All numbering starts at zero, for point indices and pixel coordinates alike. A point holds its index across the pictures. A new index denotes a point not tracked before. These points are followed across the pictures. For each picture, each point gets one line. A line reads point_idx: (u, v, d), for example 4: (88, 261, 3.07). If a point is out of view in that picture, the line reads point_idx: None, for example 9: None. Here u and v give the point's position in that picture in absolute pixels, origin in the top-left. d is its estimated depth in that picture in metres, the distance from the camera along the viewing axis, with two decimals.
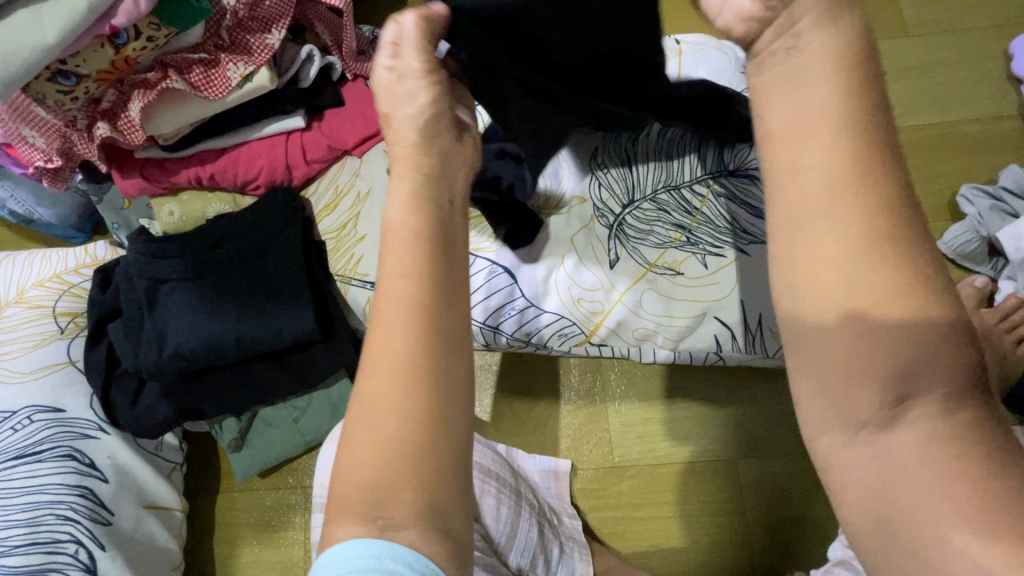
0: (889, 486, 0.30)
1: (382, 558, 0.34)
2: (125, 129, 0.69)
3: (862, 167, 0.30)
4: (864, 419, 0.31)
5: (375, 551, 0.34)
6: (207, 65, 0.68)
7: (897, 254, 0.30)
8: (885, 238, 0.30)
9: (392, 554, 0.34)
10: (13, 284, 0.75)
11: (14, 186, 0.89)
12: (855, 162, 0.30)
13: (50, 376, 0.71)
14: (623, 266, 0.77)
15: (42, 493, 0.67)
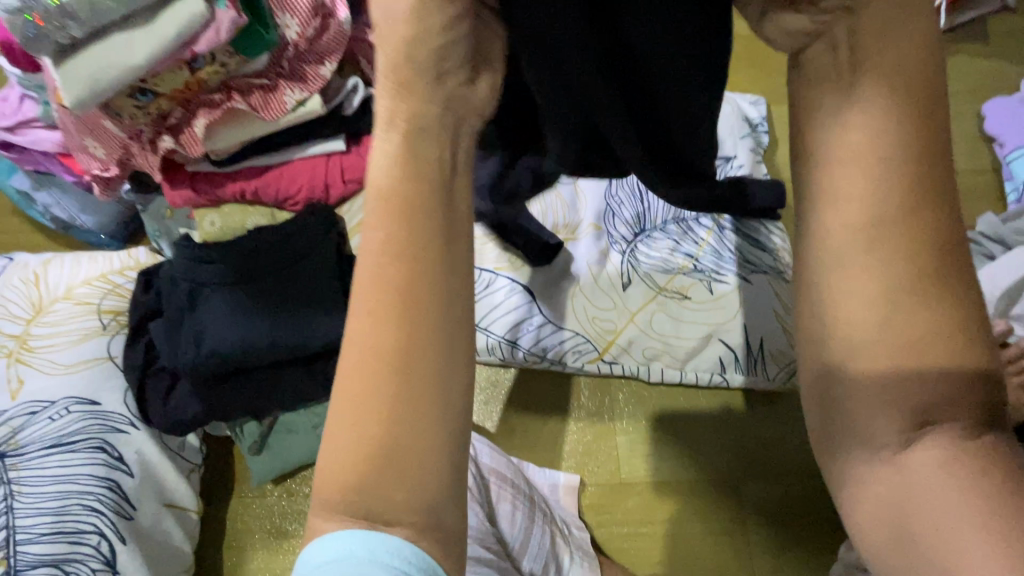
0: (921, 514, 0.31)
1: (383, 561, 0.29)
2: (186, 142, 0.75)
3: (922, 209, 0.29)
4: (887, 450, 0.31)
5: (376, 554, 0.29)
6: (267, 90, 0.75)
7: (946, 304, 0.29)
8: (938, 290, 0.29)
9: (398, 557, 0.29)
10: (61, 281, 0.79)
11: (60, 195, 0.95)
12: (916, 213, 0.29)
13: (90, 370, 0.74)
14: (635, 288, 0.83)
15: (72, 482, 0.70)
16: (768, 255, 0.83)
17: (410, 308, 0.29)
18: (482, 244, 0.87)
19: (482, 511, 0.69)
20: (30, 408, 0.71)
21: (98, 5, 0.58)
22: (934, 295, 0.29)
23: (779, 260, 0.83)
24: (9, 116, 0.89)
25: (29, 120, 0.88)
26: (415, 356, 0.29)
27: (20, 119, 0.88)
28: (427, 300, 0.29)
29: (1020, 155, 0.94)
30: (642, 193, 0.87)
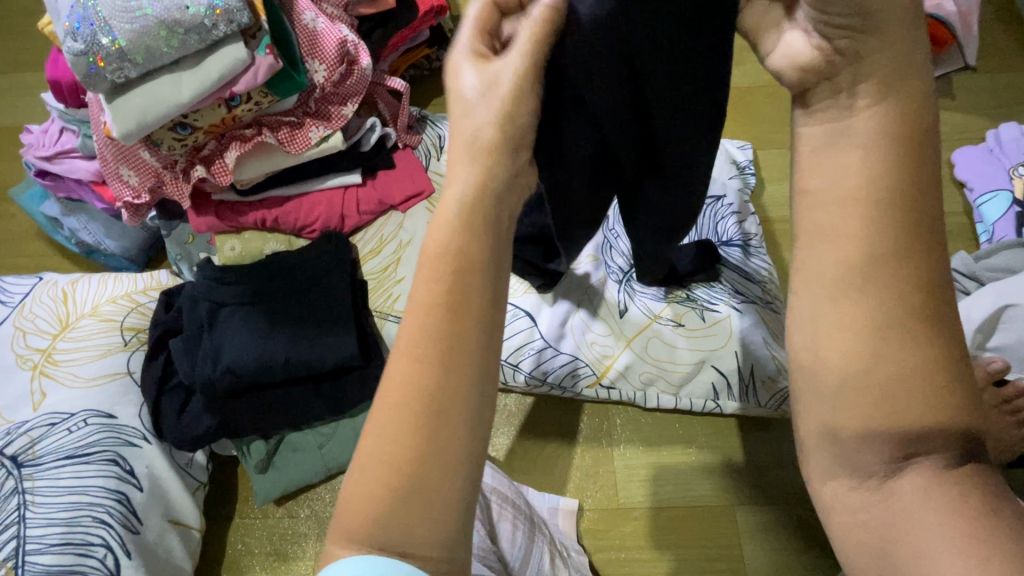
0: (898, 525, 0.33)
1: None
2: (216, 172, 0.81)
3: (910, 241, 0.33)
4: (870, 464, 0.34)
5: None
6: (294, 126, 0.82)
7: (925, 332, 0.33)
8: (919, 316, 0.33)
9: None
10: (88, 299, 0.83)
11: (88, 220, 1.00)
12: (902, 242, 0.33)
13: (109, 384, 0.77)
14: (631, 316, 0.88)
15: (84, 493, 0.71)
16: (756, 287, 0.89)
17: (467, 297, 0.33)
18: None
19: (483, 528, 0.71)
20: (50, 420, 0.74)
21: (154, 50, 0.65)
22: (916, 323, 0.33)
23: (766, 292, 0.89)
24: (48, 147, 0.96)
25: (67, 150, 0.95)
26: (453, 368, 0.32)
27: (59, 149, 0.95)
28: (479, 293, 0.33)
29: (989, 199, 1.01)
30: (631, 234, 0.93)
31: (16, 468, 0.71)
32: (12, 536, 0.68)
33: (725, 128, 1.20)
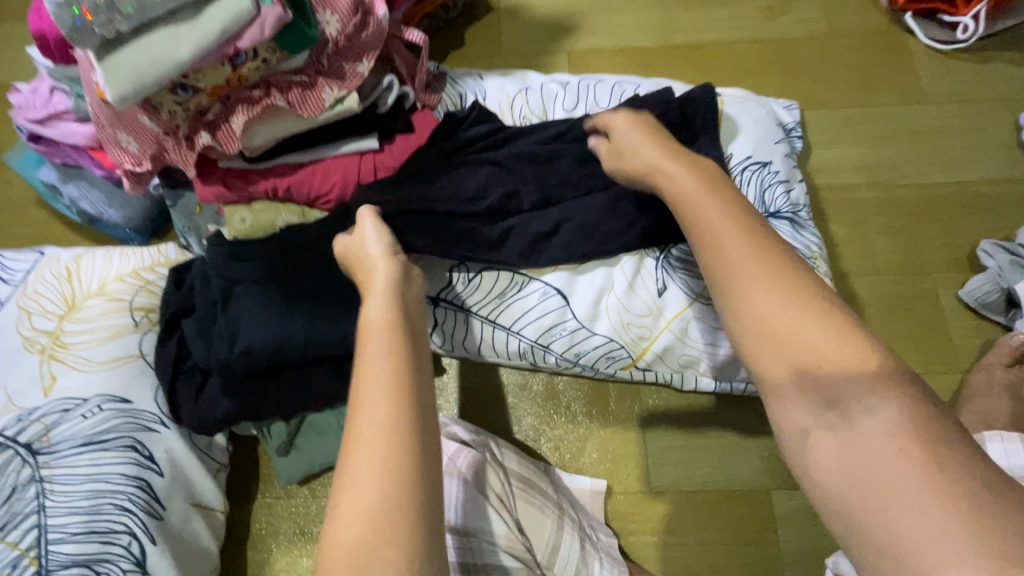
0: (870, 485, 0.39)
1: None
2: (222, 138, 0.73)
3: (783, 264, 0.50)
4: (807, 426, 0.44)
5: None
6: (305, 87, 0.73)
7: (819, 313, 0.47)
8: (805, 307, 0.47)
9: None
10: (93, 277, 0.77)
11: (88, 188, 0.95)
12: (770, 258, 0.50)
13: (122, 367, 0.73)
14: (672, 294, 0.81)
15: (104, 481, 0.69)
16: None
17: (383, 373, 0.51)
18: None
19: (511, 518, 0.71)
20: (63, 406, 0.70)
21: None
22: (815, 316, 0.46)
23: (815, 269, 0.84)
24: (40, 109, 0.89)
25: (60, 113, 0.87)
26: (394, 410, 0.49)
27: (51, 112, 0.87)
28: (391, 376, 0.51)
29: None
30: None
31: (32, 456, 0.69)
32: (33, 525, 0.66)
33: (768, 84, 1.10)
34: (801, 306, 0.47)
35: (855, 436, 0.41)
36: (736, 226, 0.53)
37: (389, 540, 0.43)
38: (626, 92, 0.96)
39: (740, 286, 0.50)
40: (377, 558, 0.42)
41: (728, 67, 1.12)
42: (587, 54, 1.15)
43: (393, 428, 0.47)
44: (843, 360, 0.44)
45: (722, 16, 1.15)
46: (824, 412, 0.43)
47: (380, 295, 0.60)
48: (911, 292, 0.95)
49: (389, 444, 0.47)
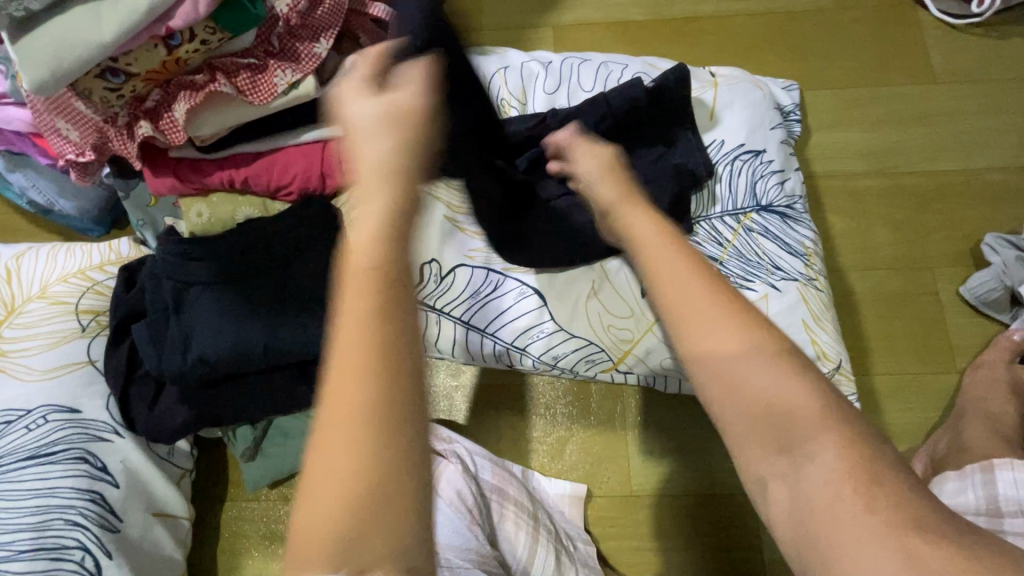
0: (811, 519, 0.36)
1: None
2: (166, 129, 0.66)
3: (704, 274, 0.46)
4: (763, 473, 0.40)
5: None
6: (255, 71, 0.66)
7: (752, 322, 0.43)
8: (745, 320, 0.43)
9: None
10: (35, 279, 0.72)
11: (37, 176, 0.89)
12: (702, 276, 0.46)
13: (69, 375, 0.69)
14: None
15: (51, 496, 0.65)
16: (800, 261, 0.79)
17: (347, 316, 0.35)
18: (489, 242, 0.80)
19: (482, 533, 0.65)
20: (5, 417, 0.66)
21: None
22: (750, 328, 0.42)
23: (810, 267, 0.79)
24: None
25: None
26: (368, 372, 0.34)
27: None
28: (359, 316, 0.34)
29: None
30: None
31: None
32: None
33: (767, 62, 1.03)
34: (750, 337, 0.42)
35: (803, 484, 0.37)
36: (665, 243, 0.50)
37: (374, 520, 0.32)
38: (613, 72, 0.89)
39: (681, 322, 0.44)
40: (363, 542, 0.32)
41: (725, 42, 1.04)
42: (575, 29, 1.07)
43: (371, 365, 0.34)
44: (796, 398, 0.39)
45: None
46: (778, 457, 0.39)
47: (383, 185, 0.39)
48: (911, 287, 0.90)
49: (364, 423, 0.33)
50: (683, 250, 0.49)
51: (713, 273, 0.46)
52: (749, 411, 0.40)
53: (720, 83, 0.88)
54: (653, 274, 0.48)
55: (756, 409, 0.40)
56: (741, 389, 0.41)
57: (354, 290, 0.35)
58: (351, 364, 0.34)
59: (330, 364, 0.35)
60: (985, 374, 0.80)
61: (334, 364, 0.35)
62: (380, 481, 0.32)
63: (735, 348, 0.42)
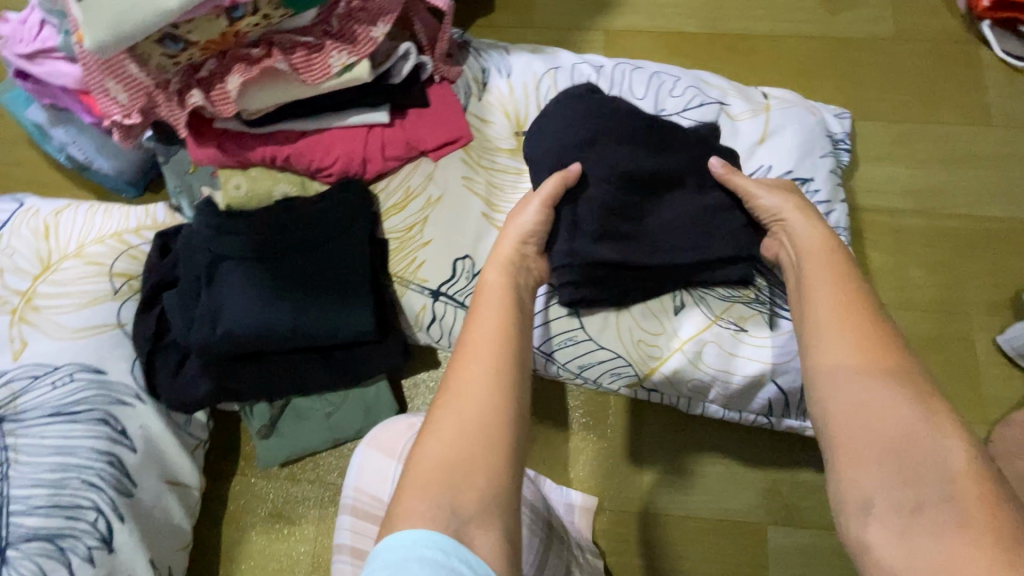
0: (916, 558, 0.40)
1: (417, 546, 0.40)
2: (216, 100, 0.66)
3: (854, 296, 0.53)
4: (871, 502, 0.44)
5: (413, 540, 0.40)
6: (311, 50, 0.66)
7: (887, 350, 0.49)
8: (881, 351, 0.49)
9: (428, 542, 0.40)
10: (72, 237, 0.72)
11: (78, 134, 0.89)
12: (848, 294, 0.53)
13: (98, 337, 0.69)
14: (689, 313, 0.75)
15: (72, 455, 0.65)
16: None
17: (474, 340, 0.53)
18: None
19: None
20: (31, 371, 0.66)
21: None
22: (877, 352, 0.49)
23: None
24: (28, 43, 0.81)
25: (48, 49, 0.80)
26: (491, 384, 0.49)
27: (38, 48, 0.80)
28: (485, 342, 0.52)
29: None
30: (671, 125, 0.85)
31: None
32: None
33: (819, 88, 1.01)
34: (860, 357, 0.49)
35: (920, 520, 0.41)
36: (826, 262, 0.57)
37: (479, 467, 0.46)
38: (665, 83, 0.88)
39: (817, 338, 0.52)
40: (462, 492, 0.44)
41: (777, 64, 1.03)
42: (627, 35, 1.05)
43: (495, 373, 0.50)
44: (921, 440, 0.44)
45: (779, 4, 1.05)
46: (900, 487, 0.43)
47: (502, 263, 0.62)
48: (946, 332, 0.89)
49: (484, 413, 0.48)
50: (834, 279, 0.55)
51: (861, 299, 0.53)
52: (882, 437, 0.45)
53: (773, 106, 0.87)
54: (804, 290, 0.56)
55: (891, 438, 0.45)
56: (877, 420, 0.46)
57: (489, 323, 0.54)
58: (476, 378, 0.49)
59: (461, 360, 0.51)
60: (1017, 430, 0.78)
61: (458, 367, 0.51)
62: (484, 452, 0.46)
63: (850, 358, 0.49)
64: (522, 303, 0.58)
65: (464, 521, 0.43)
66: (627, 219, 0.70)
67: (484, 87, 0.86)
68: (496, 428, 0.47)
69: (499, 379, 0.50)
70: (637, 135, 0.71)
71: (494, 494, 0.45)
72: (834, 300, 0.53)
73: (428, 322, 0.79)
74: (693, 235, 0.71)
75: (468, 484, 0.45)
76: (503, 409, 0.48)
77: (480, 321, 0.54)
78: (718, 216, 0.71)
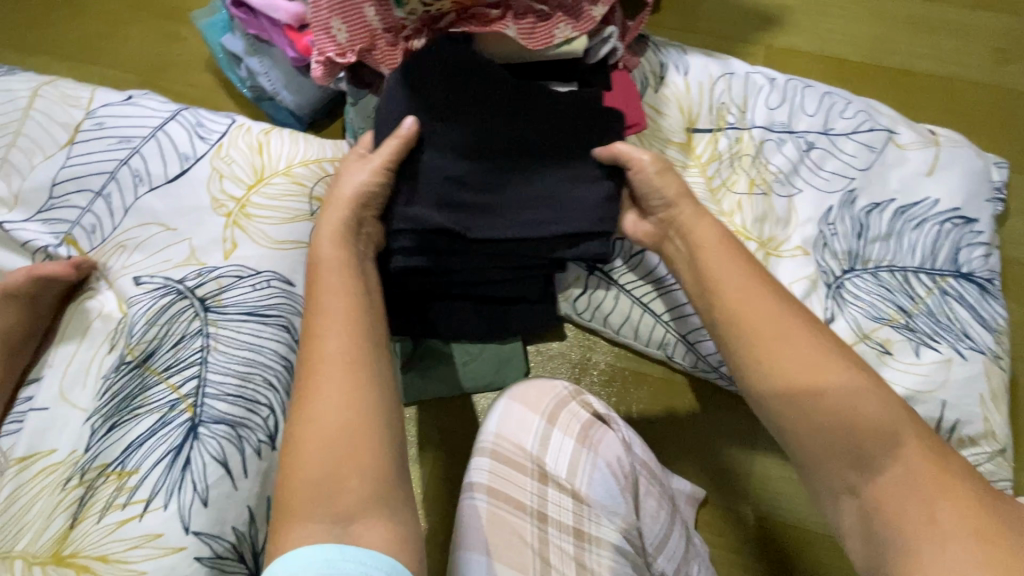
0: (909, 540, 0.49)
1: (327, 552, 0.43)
2: (444, 51, 0.70)
3: (796, 315, 0.59)
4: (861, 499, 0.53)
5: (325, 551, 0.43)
6: (540, 18, 0.70)
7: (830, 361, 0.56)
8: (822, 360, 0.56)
9: (338, 550, 0.43)
10: (282, 156, 0.78)
11: (270, 66, 0.97)
12: (795, 318, 0.59)
13: (294, 252, 0.74)
14: (838, 328, 0.79)
15: (259, 354, 0.70)
16: (989, 335, 0.78)
17: (329, 333, 0.55)
18: None
19: (629, 499, 0.70)
20: (237, 272, 0.72)
21: None
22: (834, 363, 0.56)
23: (997, 344, 0.78)
24: None
25: None
26: (355, 381, 0.52)
27: None
28: (336, 336, 0.55)
29: None
30: (839, 145, 0.87)
31: (204, 310, 0.70)
32: (195, 375, 0.68)
33: (974, 133, 1.01)
34: (811, 377, 0.55)
35: (893, 513, 0.50)
36: (744, 274, 0.62)
37: (354, 468, 0.49)
38: (837, 103, 0.89)
39: (762, 360, 0.57)
40: (338, 493, 0.48)
41: (935, 105, 1.03)
42: (787, 53, 1.07)
43: (342, 375, 0.52)
44: (877, 441, 0.52)
45: (946, 45, 1.05)
46: (856, 478, 0.53)
47: (339, 226, 0.63)
48: None
49: (348, 409, 0.51)
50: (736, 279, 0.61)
51: (807, 318, 0.60)
52: (840, 442, 0.54)
53: (942, 142, 0.87)
54: (724, 315, 0.61)
55: (849, 442, 0.53)
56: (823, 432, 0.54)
57: (335, 314, 0.56)
58: (337, 379, 0.52)
59: (316, 359, 0.54)
60: None
61: (310, 366, 0.53)
62: (353, 451, 0.50)
63: (803, 378, 0.55)
64: (354, 270, 0.61)
65: (348, 523, 0.47)
66: (478, 189, 0.69)
67: (660, 81, 0.89)
68: (365, 423, 0.51)
69: (355, 370, 0.53)
70: (496, 101, 0.68)
71: (373, 496, 0.49)
72: (756, 319, 0.59)
73: (577, 294, 0.86)
74: (551, 208, 0.69)
75: (342, 489, 0.48)
76: (358, 414, 0.51)
77: (331, 313, 0.56)
78: (580, 186, 0.70)
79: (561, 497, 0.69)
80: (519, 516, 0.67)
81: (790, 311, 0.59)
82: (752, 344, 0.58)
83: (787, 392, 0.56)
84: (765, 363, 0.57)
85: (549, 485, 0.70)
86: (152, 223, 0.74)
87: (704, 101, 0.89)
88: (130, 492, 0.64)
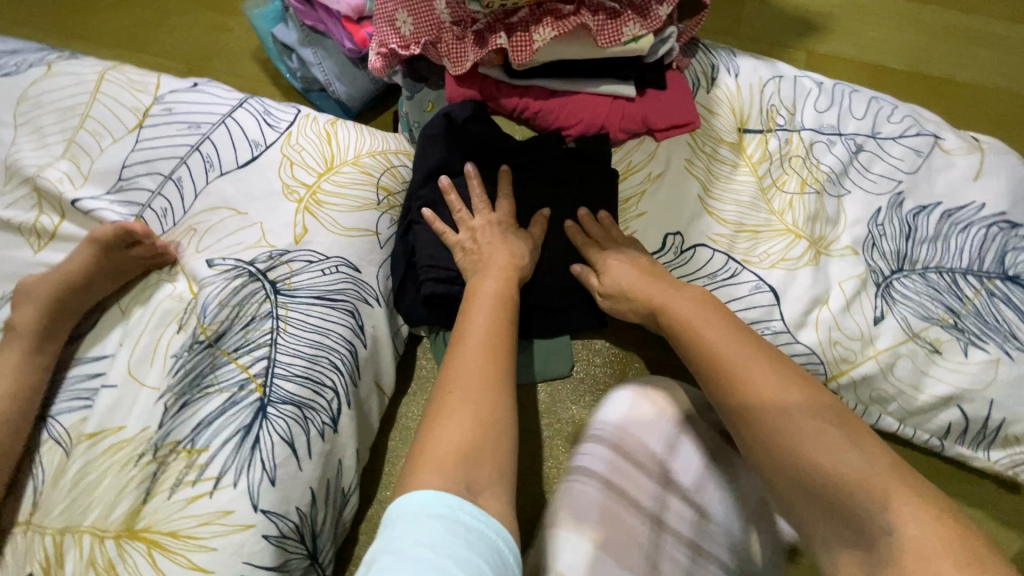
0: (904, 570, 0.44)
1: (450, 508, 0.44)
2: (517, 45, 0.73)
3: (735, 328, 0.62)
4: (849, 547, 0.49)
5: (443, 505, 0.44)
6: (610, 16, 0.73)
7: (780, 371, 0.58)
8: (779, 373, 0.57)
9: (457, 507, 0.44)
10: (349, 146, 0.81)
11: (324, 57, 0.98)
12: (732, 328, 0.62)
13: (361, 239, 0.76)
14: (887, 326, 0.80)
15: (327, 336, 0.71)
16: None
17: (463, 344, 0.59)
18: (735, 232, 0.84)
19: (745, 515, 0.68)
20: (307, 257, 0.73)
21: None
22: (782, 379, 0.57)
23: None
24: None
25: None
26: (491, 382, 0.56)
27: None
28: (471, 348, 0.59)
29: None
30: (886, 149, 0.88)
31: (275, 293, 0.71)
32: (264, 356, 0.69)
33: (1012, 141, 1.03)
34: (778, 390, 0.56)
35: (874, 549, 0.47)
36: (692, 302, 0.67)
37: (492, 454, 0.51)
38: (884, 108, 0.91)
39: (732, 379, 0.58)
40: (479, 465, 0.49)
41: (974, 114, 1.05)
42: (827, 60, 1.09)
43: (485, 370, 0.57)
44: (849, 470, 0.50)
45: (984, 56, 1.07)
46: (837, 523, 0.50)
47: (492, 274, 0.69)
48: None
49: (484, 402, 0.54)
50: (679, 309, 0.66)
51: (750, 334, 0.62)
52: (816, 469, 0.52)
53: (985, 148, 0.89)
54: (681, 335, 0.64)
55: (828, 471, 0.51)
56: (802, 458, 0.53)
57: (476, 332, 0.61)
58: (475, 375, 0.56)
59: (453, 363, 0.58)
60: None
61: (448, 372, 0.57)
62: (490, 439, 0.52)
63: (771, 396, 0.56)
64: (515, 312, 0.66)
65: (476, 492, 0.47)
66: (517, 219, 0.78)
67: (712, 82, 0.91)
68: (501, 418, 0.54)
69: (499, 376, 0.57)
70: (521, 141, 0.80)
71: (500, 475, 0.50)
72: (715, 334, 0.62)
73: None
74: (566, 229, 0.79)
75: (481, 465, 0.49)
76: (502, 404, 0.54)
77: (467, 328, 0.61)
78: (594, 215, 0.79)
79: (679, 504, 0.67)
80: (637, 516, 0.65)
81: (743, 334, 0.61)
82: (715, 367, 0.59)
83: (743, 418, 0.57)
84: (735, 379, 0.57)
85: (669, 492, 0.67)
86: (223, 207, 0.75)
87: (752, 103, 0.91)
88: (200, 470, 0.65)
